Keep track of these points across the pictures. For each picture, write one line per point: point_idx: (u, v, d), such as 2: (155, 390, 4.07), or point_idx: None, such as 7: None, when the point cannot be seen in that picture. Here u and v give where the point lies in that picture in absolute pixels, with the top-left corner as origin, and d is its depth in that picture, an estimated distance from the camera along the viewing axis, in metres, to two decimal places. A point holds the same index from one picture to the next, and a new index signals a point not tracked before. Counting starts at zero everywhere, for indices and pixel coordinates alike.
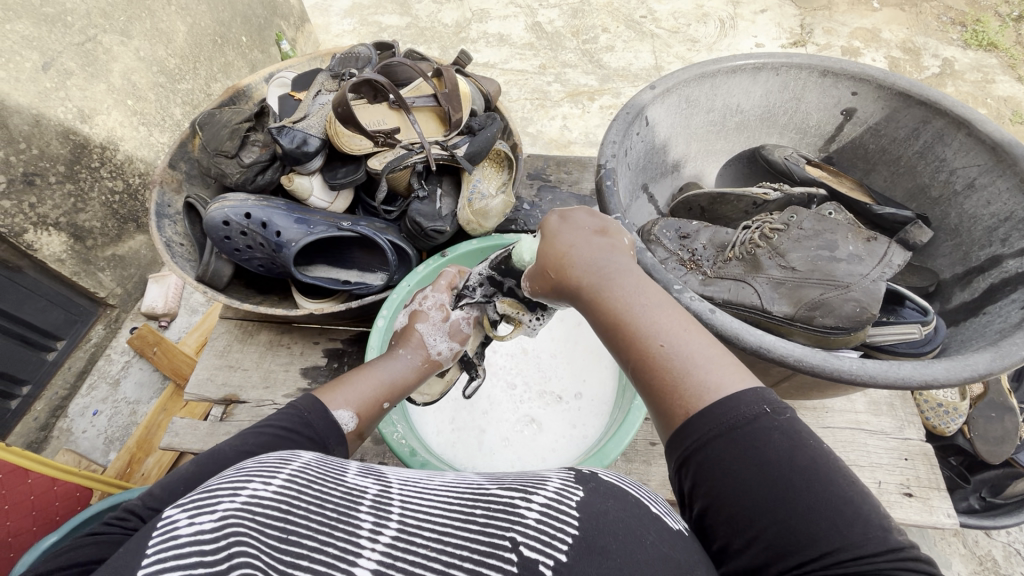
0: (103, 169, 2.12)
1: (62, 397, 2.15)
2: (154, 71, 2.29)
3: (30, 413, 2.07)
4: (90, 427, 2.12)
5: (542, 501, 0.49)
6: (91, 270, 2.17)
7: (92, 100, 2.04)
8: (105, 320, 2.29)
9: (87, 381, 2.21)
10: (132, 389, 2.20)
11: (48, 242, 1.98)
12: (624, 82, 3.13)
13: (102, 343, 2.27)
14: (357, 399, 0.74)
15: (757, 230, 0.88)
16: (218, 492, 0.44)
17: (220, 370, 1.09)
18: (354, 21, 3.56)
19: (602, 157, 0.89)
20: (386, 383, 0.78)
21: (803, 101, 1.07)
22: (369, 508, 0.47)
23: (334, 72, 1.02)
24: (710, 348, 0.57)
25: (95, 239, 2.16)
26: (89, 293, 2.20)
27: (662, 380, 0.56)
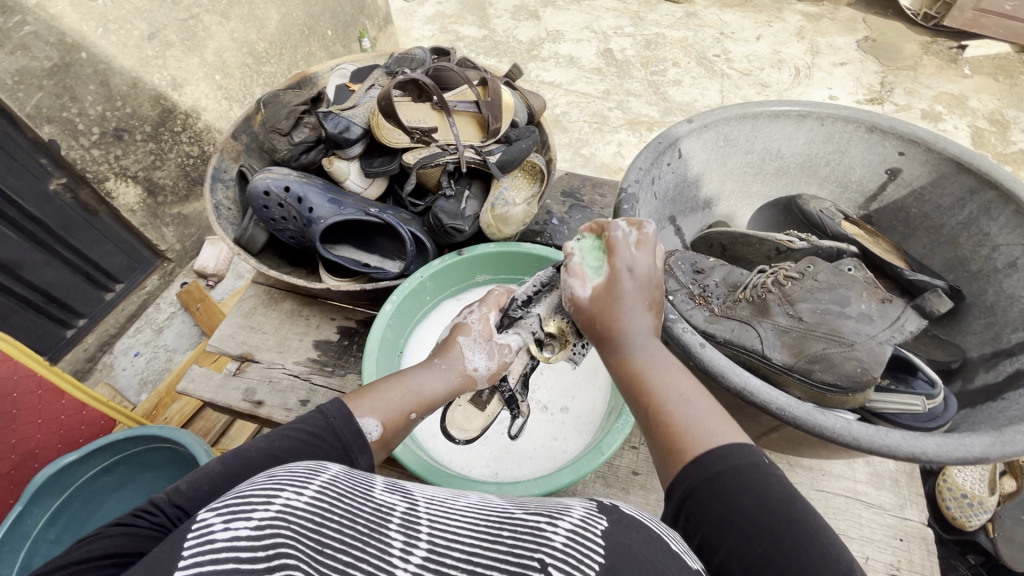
0: (184, 134, 2.32)
1: (111, 334, 2.34)
2: (244, 52, 2.48)
3: (81, 344, 2.25)
4: (130, 366, 2.28)
5: (568, 527, 0.51)
6: (157, 224, 2.36)
7: (184, 71, 2.23)
8: (161, 272, 2.47)
9: (135, 324, 2.39)
10: (172, 338, 2.36)
11: (125, 192, 2.17)
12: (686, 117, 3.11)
13: (154, 292, 2.46)
14: (385, 410, 0.75)
15: (771, 274, 0.87)
16: (252, 499, 0.45)
17: (241, 329, 1.16)
18: (434, 27, 3.73)
19: (626, 181, 0.90)
20: (418, 391, 0.79)
21: (847, 154, 1.05)
22: (399, 525, 0.49)
23: (390, 69, 1.08)
24: (706, 407, 0.63)
25: (166, 196, 2.35)
26: (151, 245, 2.39)
27: (668, 432, 0.61)
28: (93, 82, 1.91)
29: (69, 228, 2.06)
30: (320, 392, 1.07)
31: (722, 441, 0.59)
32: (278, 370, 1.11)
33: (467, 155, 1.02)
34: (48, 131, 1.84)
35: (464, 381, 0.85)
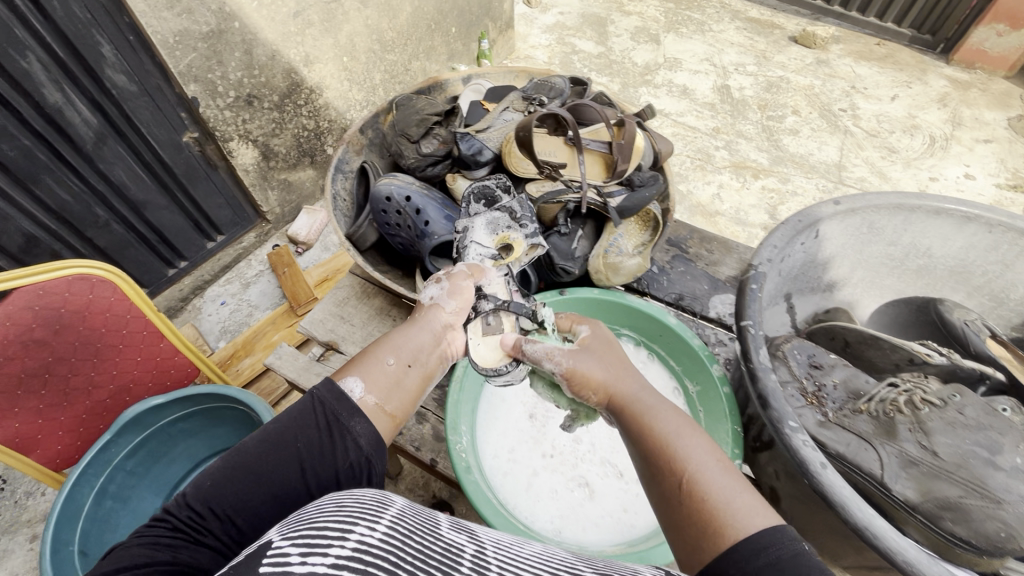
0: (304, 108, 2.45)
1: (205, 280, 2.51)
2: (373, 38, 2.59)
3: (179, 284, 2.44)
4: (215, 313, 2.44)
5: None
6: (264, 187, 2.50)
7: (317, 49, 2.35)
8: (258, 231, 2.63)
9: (227, 275, 2.55)
10: (256, 294, 2.50)
11: (244, 153, 2.31)
12: (798, 170, 2.93)
13: (249, 248, 2.61)
14: (367, 368, 0.80)
15: (905, 392, 0.79)
16: (328, 534, 0.49)
17: (332, 317, 1.20)
18: (551, 37, 3.74)
19: (757, 258, 0.84)
20: (391, 347, 0.84)
21: (1012, 268, 0.94)
22: (468, 569, 0.54)
23: (526, 94, 1.08)
24: (729, 477, 0.66)
25: (277, 162, 2.48)
26: (255, 205, 2.55)
27: (695, 509, 0.64)
28: (240, 50, 2.05)
29: (191, 177, 2.23)
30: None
31: (741, 501, 0.63)
32: None
33: (590, 196, 0.99)
34: (193, 89, 1.99)
35: (445, 328, 0.89)
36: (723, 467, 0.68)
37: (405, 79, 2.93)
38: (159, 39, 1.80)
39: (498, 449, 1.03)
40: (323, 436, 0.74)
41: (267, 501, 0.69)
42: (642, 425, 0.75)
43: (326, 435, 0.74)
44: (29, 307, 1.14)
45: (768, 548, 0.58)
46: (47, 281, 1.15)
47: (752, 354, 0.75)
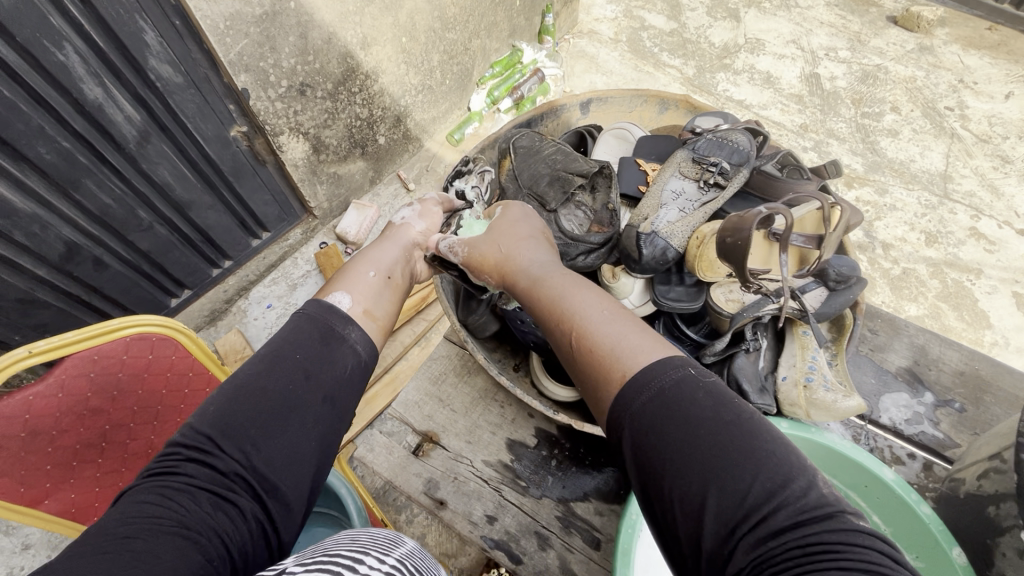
0: (359, 95, 2.20)
1: (250, 280, 2.35)
2: (435, 16, 2.30)
3: (223, 284, 2.28)
4: (261, 317, 2.30)
5: None
6: (313, 181, 2.28)
7: (376, 30, 2.08)
8: (304, 226, 2.44)
9: (272, 275, 2.39)
10: (304, 299, 2.34)
11: (293, 147, 2.08)
12: (898, 180, 2.62)
13: (295, 246, 2.43)
14: (355, 285, 1.01)
15: None
16: (341, 562, 0.55)
17: (430, 401, 1.18)
18: (618, 9, 3.36)
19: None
20: (373, 261, 1.09)
21: None
22: None
23: (697, 156, 1.15)
24: (617, 324, 0.82)
25: (328, 154, 2.25)
26: (303, 201, 2.35)
27: (602, 362, 0.78)
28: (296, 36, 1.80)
29: (237, 174, 2.02)
30: (511, 510, 1.04)
31: (641, 343, 0.77)
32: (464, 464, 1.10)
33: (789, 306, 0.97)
34: (243, 80, 1.76)
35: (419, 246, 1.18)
36: (614, 316, 0.84)
37: (464, 59, 2.65)
38: (209, 24, 1.56)
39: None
40: (320, 349, 0.85)
41: (282, 428, 0.75)
42: (547, 296, 0.91)
43: (322, 349, 0.85)
44: (84, 374, 1.02)
45: (668, 389, 0.70)
46: (104, 344, 1.03)
47: None
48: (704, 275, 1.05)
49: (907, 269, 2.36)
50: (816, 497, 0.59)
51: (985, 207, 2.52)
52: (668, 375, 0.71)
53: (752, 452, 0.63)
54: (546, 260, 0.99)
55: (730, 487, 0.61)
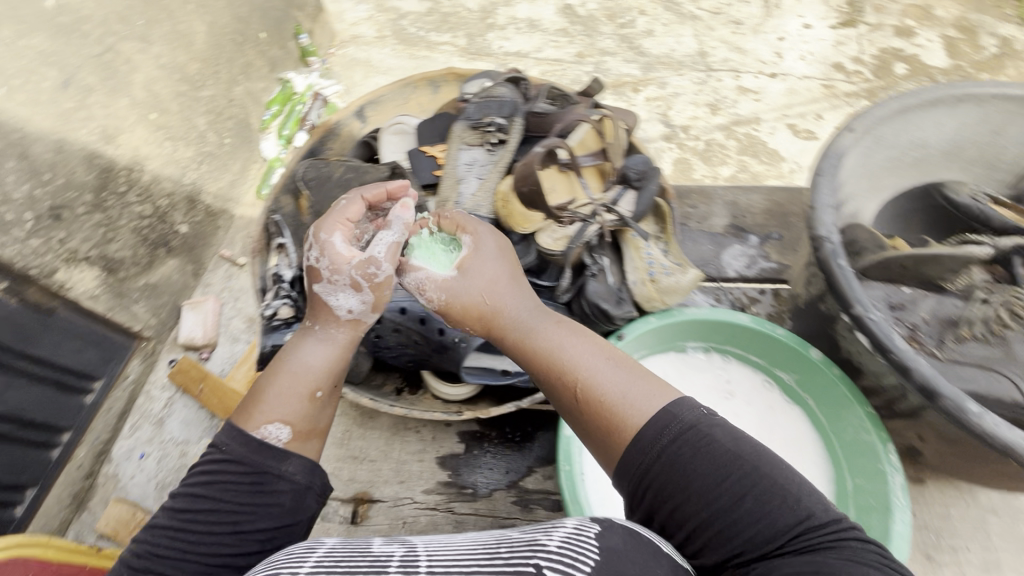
0: (130, 192, 1.92)
1: (104, 440, 1.90)
2: (176, 78, 2.08)
3: (72, 461, 1.82)
4: (138, 473, 1.87)
5: (561, 536, 0.65)
6: (124, 304, 1.94)
7: (114, 116, 1.83)
8: (141, 354, 2.02)
9: (129, 422, 1.97)
10: (179, 428, 1.94)
11: (80, 278, 1.78)
12: (672, 71, 2.93)
13: (140, 379, 2.02)
14: (282, 407, 0.85)
15: (998, 309, 0.89)
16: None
17: (346, 463, 1.16)
18: (369, 6, 3.27)
19: (821, 232, 0.89)
20: (302, 373, 0.88)
21: (1002, 135, 1.03)
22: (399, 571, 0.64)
23: (474, 122, 1.18)
24: (620, 373, 0.84)
25: (127, 269, 1.95)
26: (125, 329, 1.96)
27: (602, 417, 0.81)
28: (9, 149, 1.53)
29: (26, 337, 1.65)
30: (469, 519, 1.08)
31: (645, 395, 0.80)
32: (406, 505, 1.12)
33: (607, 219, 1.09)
34: None
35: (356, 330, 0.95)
36: (611, 363, 0.86)
37: (233, 110, 2.43)
38: None
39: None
40: (250, 495, 0.77)
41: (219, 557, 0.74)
42: (529, 344, 0.93)
43: (251, 493, 0.78)
44: None
45: (671, 436, 0.74)
46: None
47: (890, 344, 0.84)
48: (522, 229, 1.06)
49: (709, 141, 2.69)
50: (825, 516, 0.66)
51: (741, 66, 2.92)
52: (671, 427, 0.74)
53: (767, 485, 0.69)
54: (531, 307, 0.97)
55: (724, 522, 0.68)
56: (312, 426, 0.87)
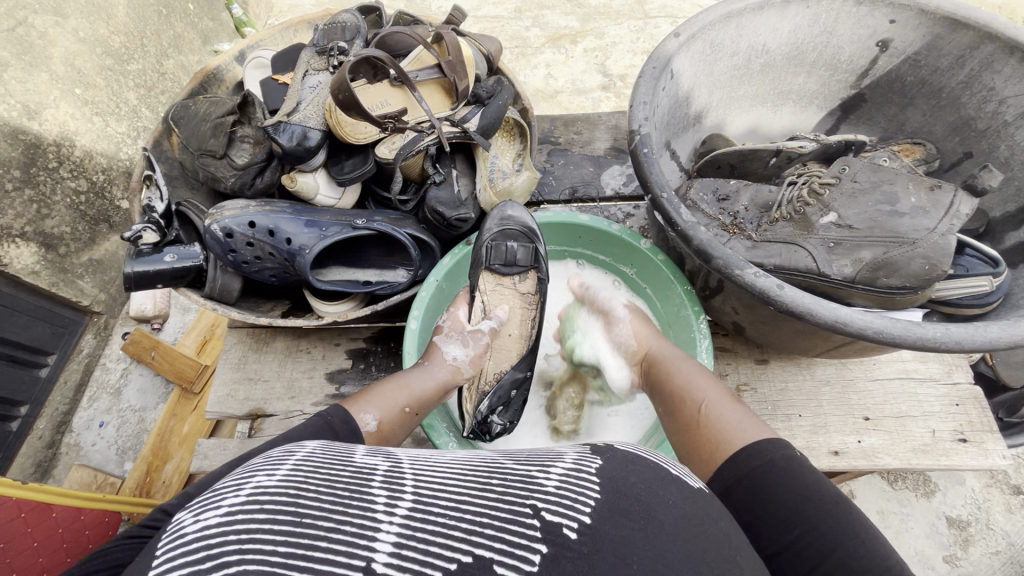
0: (65, 168, 1.38)
1: (64, 411, 1.53)
2: (99, 53, 1.46)
3: (32, 434, 1.47)
4: (99, 440, 1.53)
5: (559, 472, 0.45)
6: (70, 279, 1.48)
7: (36, 91, 1.31)
8: (95, 328, 1.61)
9: (88, 393, 1.58)
10: (136, 395, 1.59)
11: (18, 253, 1.33)
12: (611, 20, 2.13)
13: (97, 354, 1.61)
14: (381, 400, 0.65)
15: (804, 186, 0.81)
16: (221, 489, 0.39)
17: (240, 385, 1.01)
18: None
19: (634, 122, 0.80)
20: (410, 388, 0.70)
21: (835, 34, 0.98)
22: (381, 482, 0.40)
23: (320, 47, 0.88)
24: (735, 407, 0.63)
25: (70, 245, 1.45)
26: (74, 302, 1.51)
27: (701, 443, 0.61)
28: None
29: None
30: None
31: (745, 422, 0.60)
32: (299, 417, 0.99)
33: (446, 131, 0.86)
34: None
35: (454, 379, 0.76)
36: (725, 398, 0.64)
37: None
38: None
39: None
40: None
41: None
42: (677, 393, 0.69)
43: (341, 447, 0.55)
44: None
45: (763, 459, 0.54)
46: None
47: (675, 217, 0.72)
48: (349, 137, 0.80)
49: None
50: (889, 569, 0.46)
51: None
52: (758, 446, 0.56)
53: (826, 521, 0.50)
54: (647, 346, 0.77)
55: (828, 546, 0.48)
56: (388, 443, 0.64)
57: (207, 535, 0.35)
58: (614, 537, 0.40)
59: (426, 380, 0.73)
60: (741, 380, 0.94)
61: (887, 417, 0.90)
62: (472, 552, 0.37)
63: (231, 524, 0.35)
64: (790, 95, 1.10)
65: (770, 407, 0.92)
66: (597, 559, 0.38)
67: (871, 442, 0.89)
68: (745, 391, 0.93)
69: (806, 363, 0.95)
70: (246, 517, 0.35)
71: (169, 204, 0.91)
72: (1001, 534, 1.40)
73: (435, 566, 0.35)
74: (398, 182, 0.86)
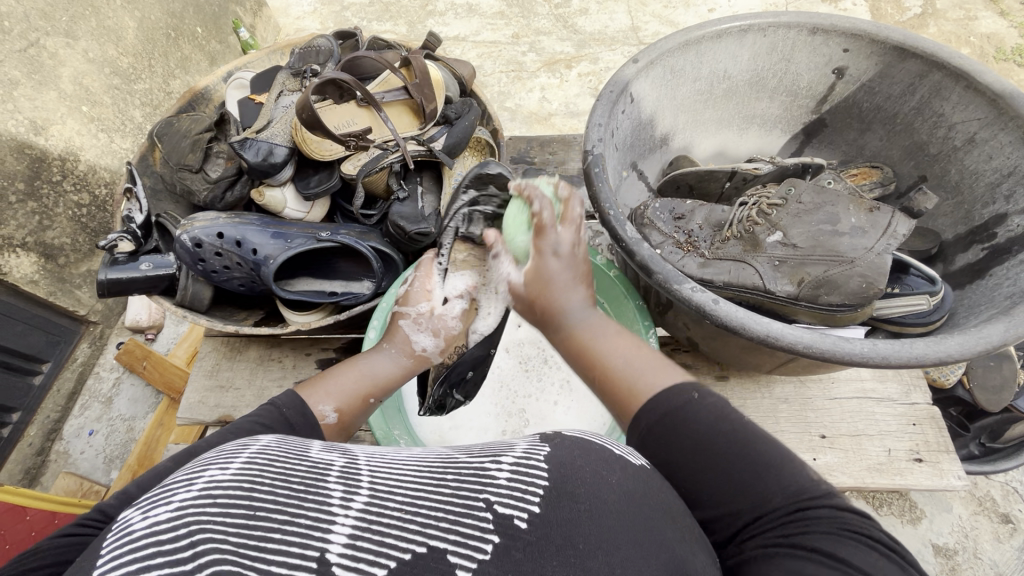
0: (69, 182, 1.44)
1: (55, 418, 1.56)
2: (107, 73, 1.53)
3: (23, 441, 1.49)
4: (87, 448, 1.55)
5: (511, 460, 0.43)
6: (68, 289, 1.52)
7: (44, 108, 1.37)
8: (91, 338, 1.64)
9: (79, 402, 1.60)
10: (126, 404, 1.61)
11: (18, 263, 1.38)
12: (606, 46, 2.19)
13: (92, 363, 1.64)
14: (338, 392, 0.63)
15: (753, 206, 0.84)
16: (171, 484, 0.36)
17: (212, 392, 1.03)
18: None
19: (589, 143, 0.84)
20: (370, 378, 0.67)
21: (793, 62, 1.02)
22: (338, 477, 0.38)
23: (295, 69, 0.94)
24: (639, 356, 0.58)
25: (70, 256, 1.50)
26: (71, 312, 1.55)
27: (609, 384, 0.57)
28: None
29: None
30: None
31: (650, 366, 0.57)
32: None
33: (411, 149, 0.90)
34: None
35: (420, 364, 0.74)
36: (636, 351, 0.59)
37: None
38: None
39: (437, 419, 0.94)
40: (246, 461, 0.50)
41: None
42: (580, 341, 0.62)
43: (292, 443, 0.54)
44: None
45: (661, 412, 0.52)
46: None
47: (620, 233, 0.75)
48: (315, 154, 0.86)
49: None
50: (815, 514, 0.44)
51: None
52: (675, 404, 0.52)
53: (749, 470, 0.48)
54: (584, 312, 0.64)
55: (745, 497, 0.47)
56: (347, 433, 0.63)
57: (156, 529, 0.32)
58: (563, 522, 0.39)
59: (387, 367, 0.70)
60: None
61: (844, 436, 0.91)
62: (427, 543, 0.35)
63: (181, 518, 0.32)
64: (755, 120, 1.13)
65: None
66: (546, 547, 0.37)
67: (827, 460, 0.89)
68: None
69: (766, 381, 0.96)
70: (197, 510, 0.33)
71: (148, 216, 0.95)
72: (988, 563, 1.33)
73: (389, 557, 0.34)
74: (361, 197, 0.91)
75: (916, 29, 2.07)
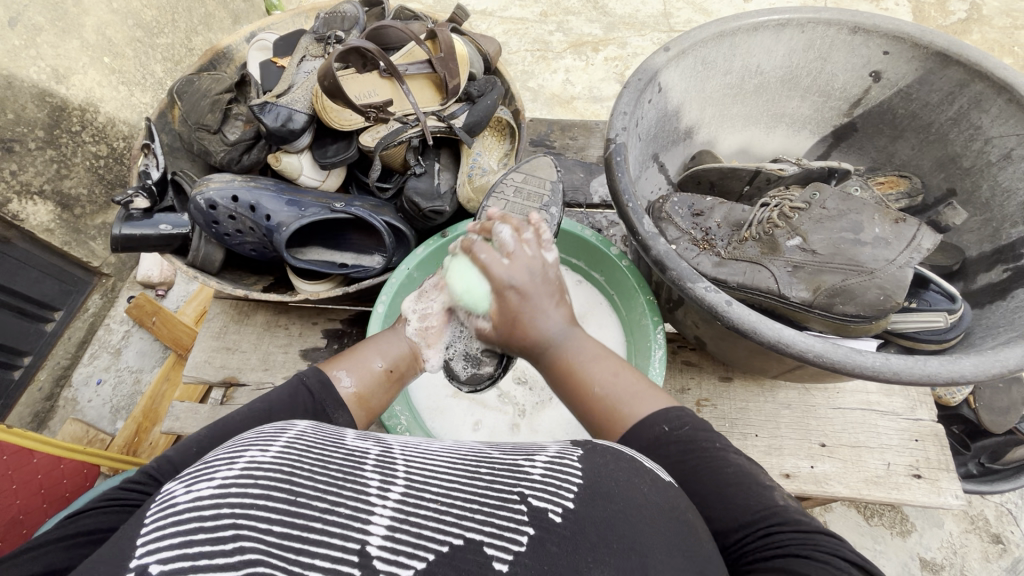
0: (85, 133, 1.43)
1: (64, 365, 1.58)
2: (130, 25, 1.51)
3: (33, 384, 1.52)
4: (94, 397, 1.58)
5: (544, 459, 0.43)
6: (82, 240, 1.53)
7: (66, 56, 1.36)
8: (102, 290, 1.65)
9: (89, 350, 1.63)
10: (135, 356, 1.63)
11: (35, 211, 1.38)
12: (635, 31, 2.13)
13: (102, 314, 1.65)
14: (349, 360, 0.65)
15: (776, 208, 0.82)
16: (215, 462, 0.37)
17: (218, 352, 1.04)
18: None
19: (612, 130, 0.82)
20: (381, 348, 0.69)
21: (829, 61, 0.98)
22: (374, 466, 0.39)
23: (319, 34, 0.92)
24: (627, 381, 0.59)
25: (86, 207, 1.50)
26: (84, 263, 1.57)
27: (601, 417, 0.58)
28: None
29: None
30: None
31: (635, 395, 0.58)
32: (270, 389, 1.02)
33: (431, 125, 0.89)
34: None
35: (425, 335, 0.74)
36: (622, 377, 0.59)
37: None
38: None
39: (437, 391, 0.95)
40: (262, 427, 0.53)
41: None
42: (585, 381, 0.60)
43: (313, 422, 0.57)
44: None
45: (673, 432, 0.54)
46: None
47: (638, 226, 0.74)
48: (335, 123, 0.85)
49: None
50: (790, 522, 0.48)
51: None
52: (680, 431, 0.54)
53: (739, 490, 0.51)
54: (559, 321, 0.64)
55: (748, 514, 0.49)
56: (368, 404, 0.63)
57: (200, 505, 0.33)
58: (598, 521, 0.38)
59: (395, 342, 0.71)
60: (702, 395, 0.95)
61: (844, 446, 0.90)
62: (464, 535, 0.36)
63: (226, 496, 0.33)
64: (783, 118, 1.10)
65: (728, 423, 0.92)
66: (581, 542, 0.37)
67: (824, 469, 0.89)
68: (704, 406, 0.94)
69: (770, 385, 0.95)
70: (241, 490, 0.34)
71: (162, 173, 0.94)
72: None
73: (428, 550, 0.34)
74: (378, 169, 0.91)
75: (958, 35, 1.99)
